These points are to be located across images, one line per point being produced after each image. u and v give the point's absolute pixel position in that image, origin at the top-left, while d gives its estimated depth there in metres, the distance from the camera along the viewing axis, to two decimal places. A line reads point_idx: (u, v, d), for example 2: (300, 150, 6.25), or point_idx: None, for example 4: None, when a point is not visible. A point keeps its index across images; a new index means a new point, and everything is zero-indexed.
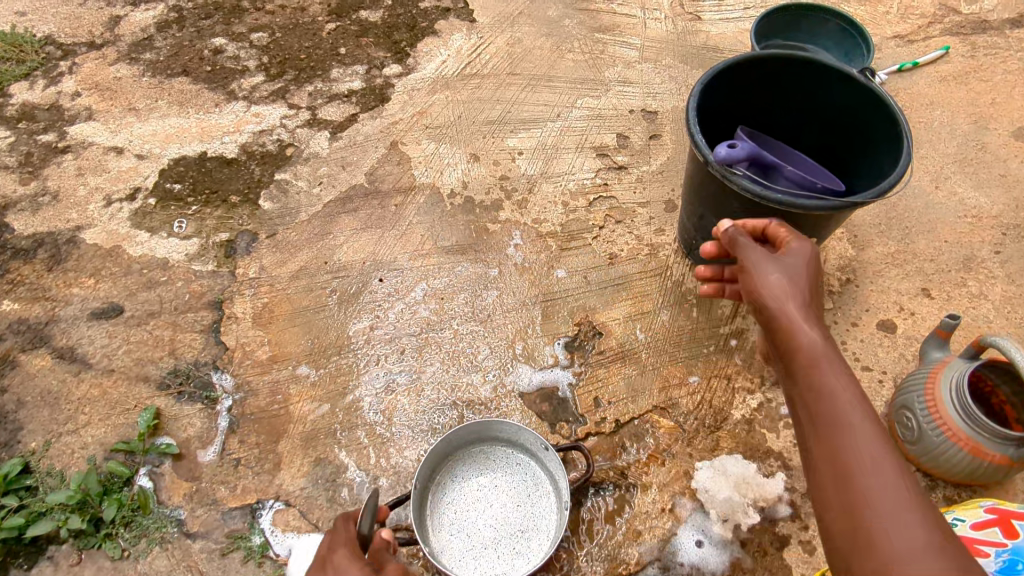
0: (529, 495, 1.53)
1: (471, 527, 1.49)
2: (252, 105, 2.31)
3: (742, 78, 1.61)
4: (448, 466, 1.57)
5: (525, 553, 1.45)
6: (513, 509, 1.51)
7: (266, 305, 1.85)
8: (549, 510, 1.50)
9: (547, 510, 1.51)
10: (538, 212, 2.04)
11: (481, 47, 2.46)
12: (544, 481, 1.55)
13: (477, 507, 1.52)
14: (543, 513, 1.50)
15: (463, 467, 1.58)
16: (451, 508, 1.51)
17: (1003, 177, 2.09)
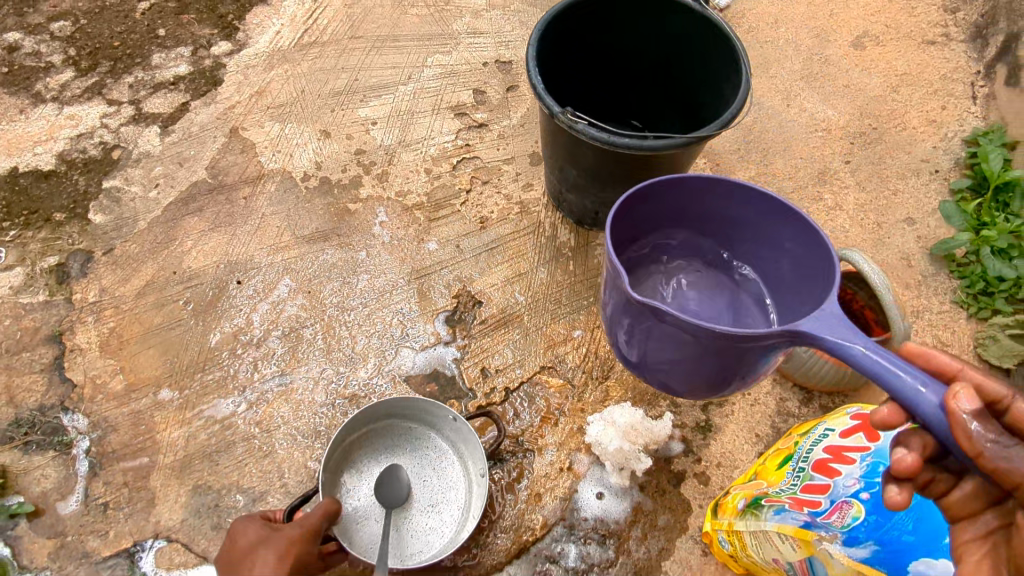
0: (435, 469, 1.49)
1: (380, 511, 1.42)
2: (64, 107, 2.05)
3: (581, 20, 1.53)
4: (348, 452, 1.47)
5: (439, 528, 1.42)
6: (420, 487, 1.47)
7: (114, 330, 1.68)
8: (457, 481, 1.48)
9: (456, 479, 1.48)
10: (400, 184, 1.94)
11: (317, 12, 2.28)
12: (448, 450, 1.51)
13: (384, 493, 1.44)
14: (451, 484, 1.47)
15: (360, 456, 1.49)
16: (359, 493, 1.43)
17: (846, 87, 2.16)
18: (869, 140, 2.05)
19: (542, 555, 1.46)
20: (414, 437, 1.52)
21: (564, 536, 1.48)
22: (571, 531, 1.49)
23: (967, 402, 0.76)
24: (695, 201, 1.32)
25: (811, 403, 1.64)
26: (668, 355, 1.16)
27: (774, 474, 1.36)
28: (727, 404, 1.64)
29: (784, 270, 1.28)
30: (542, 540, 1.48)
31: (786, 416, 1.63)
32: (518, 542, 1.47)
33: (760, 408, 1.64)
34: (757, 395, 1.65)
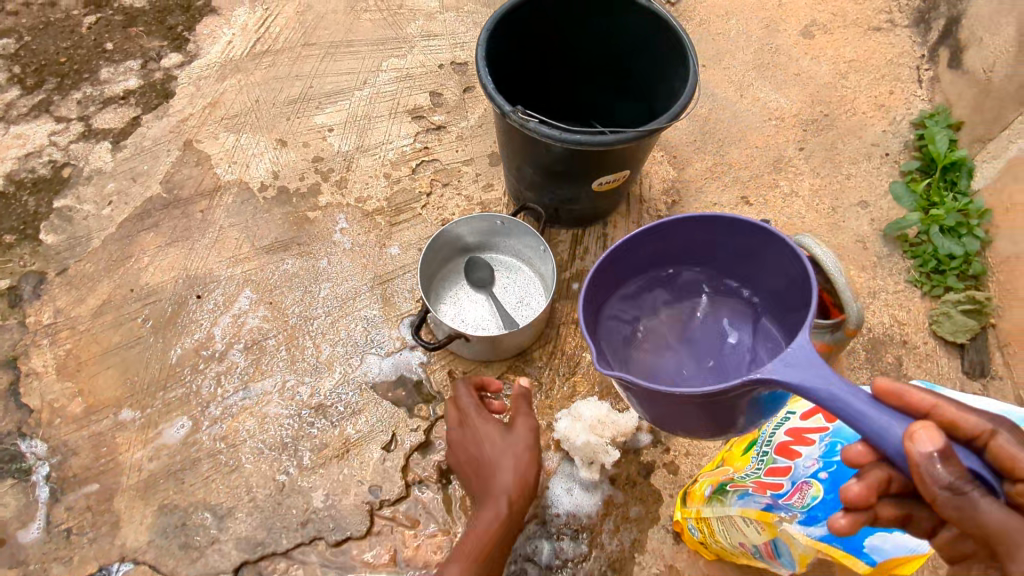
0: (508, 276, 1.79)
1: (459, 310, 1.73)
2: (10, 127, 2.00)
3: (529, 18, 1.53)
4: (439, 265, 1.76)
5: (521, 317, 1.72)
6: (508, 287, 1.77)
7: (70, 352, 1.65)
8: (531, 278, 1.79)
9: (526, 280, 1.79)
10: (360, 190, 1.93)
11: (269, 20, 2.26)
12: (516, 262, 1.81)
13: (456, 297, 1.75)
14: (530, 282, 1.78)
15: (433, 283, 1.76)
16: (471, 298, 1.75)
17: (798, 75, 2.19)
18: (821, 127, 2.09)
19: (516, 553, 1.47)
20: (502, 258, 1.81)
21: (537, 534, 1.49)
22: (545, 528, 1.49)
23: (938, 442, 0.78)
24: (674, 239, 1.31)
25: None
26: (652, 409, 1.18)
27: (740, 460, 1.39)
28: None
29: (781, 285, 1.26)
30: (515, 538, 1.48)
31: None
32: None
33: None
34: None
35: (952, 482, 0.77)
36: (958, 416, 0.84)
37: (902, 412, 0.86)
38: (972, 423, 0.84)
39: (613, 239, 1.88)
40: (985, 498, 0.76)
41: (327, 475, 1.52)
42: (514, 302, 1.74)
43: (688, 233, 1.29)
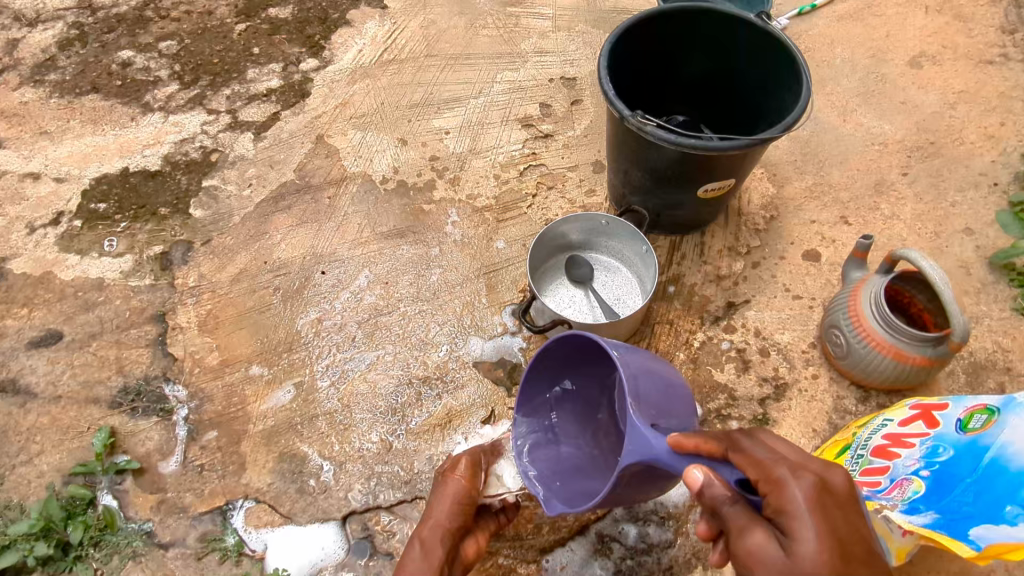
0: (606, 275, 1.88)
1: (559, 301, 1.82)
2: (169, 115, 2.25)
3: (648, 34, 1.66)
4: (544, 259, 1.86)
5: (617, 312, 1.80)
6: (606, 285, 1.86)
7: (211, 312, 1.84)
8: (628, 279, 1.87)
9: (623, 280, 1.87)
10: (471, 187, 2.08)
11: (396, 33, 2.48)
12: (614, 263, 1.90)
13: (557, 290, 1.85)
14: (628, 283, 1.85)
15: (537, 282, 1.84)
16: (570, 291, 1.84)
17: (903, 104, 2.22)
18: (926, 154, 2.10)
19: (602, 533, 1.53)
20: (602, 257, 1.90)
21: (624, 517, 1.54)
22: (631, 513, 1.55)
23: (699, 476, 0.95)
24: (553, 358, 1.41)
25: (869, 402, 1.67)
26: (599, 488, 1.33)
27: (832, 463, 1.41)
28: (785, 399, 1.68)
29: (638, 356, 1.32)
30: (603, 519, 1.54)
31: (843, 413, 1.66)
32: (580, 519, 1.54)
33: (818, 405, 1.67)
34: (814, 392, 1.69)
35: (707, 503, 0.95)
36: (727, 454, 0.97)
37: (682, 456, 1.04)
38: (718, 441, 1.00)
39: (710, 248, 1.95)
40: (731, 509, 0.91)
41: (430, 441, 1.64)
42: (611, 299, 1.83)
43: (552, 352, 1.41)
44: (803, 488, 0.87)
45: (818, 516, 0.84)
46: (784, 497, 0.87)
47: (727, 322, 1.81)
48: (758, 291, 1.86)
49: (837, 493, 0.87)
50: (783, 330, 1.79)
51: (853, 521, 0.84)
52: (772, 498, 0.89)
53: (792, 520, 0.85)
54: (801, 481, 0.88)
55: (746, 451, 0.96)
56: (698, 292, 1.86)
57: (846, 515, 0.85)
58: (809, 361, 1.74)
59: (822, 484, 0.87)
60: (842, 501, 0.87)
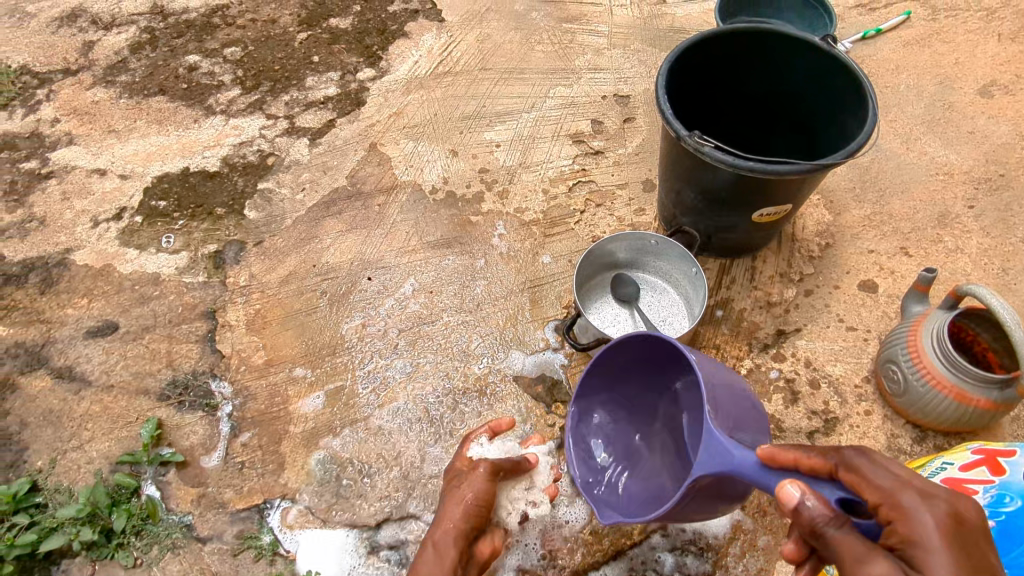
0: (653, 295, 1.85)
1: (605, 318, 1.80)
2: (230, 118, 2.32)
3: (709, 54, 1.64)
4: (592, 275, 1.85)
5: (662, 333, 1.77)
6: (652, 305, 1.83)
7: (259, 311, 1.88)
8: (674, 300, 1.84)
9: (670, 301, 1.84)
10: (520, 201, 2.08)
11: (452, 45, 2.51)
12: (661, 284, 1.87)
13: (604, 307, 1.82)
14: (674, 304, 1.82)
15: (582, 294, 1.82)
16: (616, 308, 1.82)
17: (971, 133, 2.15)
18: (994, 186, 2.02)
19: (638, 560, 1.49)
20: (648, 277, 1.88)
21: (661, 545, 1.50)
22: (669, 541, 1.51)
23: (796, 494, 0.92)
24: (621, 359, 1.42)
25: (926, 443, 1.60)
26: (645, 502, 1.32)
27: None
28: (835, 434, 1.62)
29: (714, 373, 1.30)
30: (640, 545, 1.50)
31: (897, 452, 1.59)
32: (616, 544, 1.50)
33: (870, 442, 1.61)
34: (867, 429, 1.63)
35: (806, 523, 0.91)
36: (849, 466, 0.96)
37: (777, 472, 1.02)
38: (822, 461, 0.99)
39: (761, 273, 1.91)
40: (836, 530, 0.88)
41: None
42: (657, 319, 1.80)
43: (631, 358, 1.43)
44: (935, 517, 0.86)
45: (953, 548, 0.83)
46: (914, 523, 0.86)
47: (776, 350, 1.76)
48: (811, 320, 1.81)
49: (967, 525, 0.86)
50: (836, 362, 1.73)
51: (982, 557, 0.84)
52: (897, 527, 0.88)
53: (925, 551, 0.84)
54: (933, 510, 0.87)
55: (858, 473, 0.94)
56: (747, 318, 1.82)
57: (979, 550, 0.84)
58: (862, 396, 1.68)
59: (955, 515, 0.86)
60: (973, 535, 0.85)
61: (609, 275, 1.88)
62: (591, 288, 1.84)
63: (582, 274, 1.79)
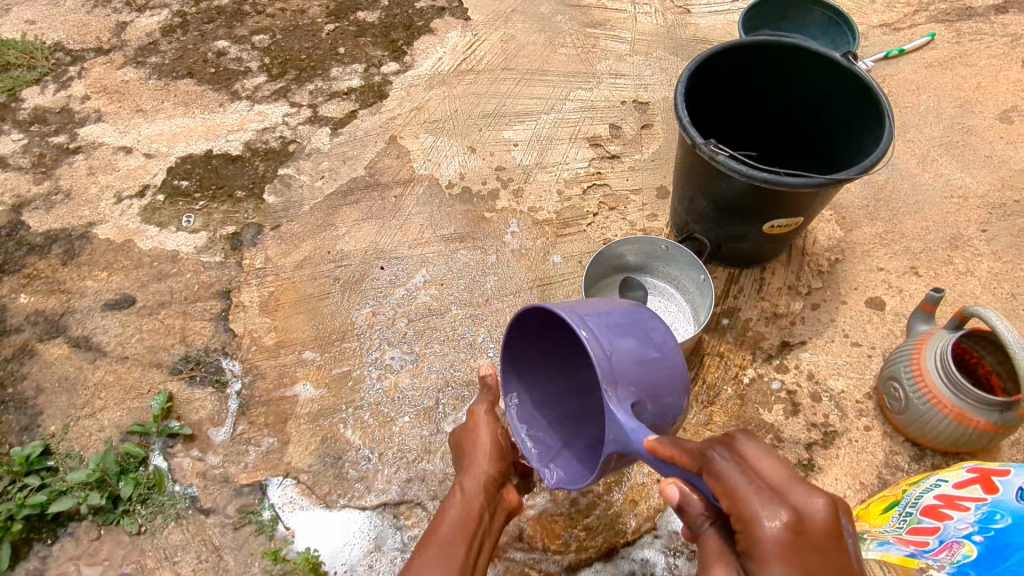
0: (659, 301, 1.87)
1: None
2: (255, 104, 2.36)
3: (728, 64, 1.66)
4: (602, 275, 1.87)
5: None
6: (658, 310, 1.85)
7: (273, 294, 1.92)
8: (681, 307, 1.85)
9: (676, 308, 1.85)
10: (534, 200, 2.11)
11: (476, 44, 2.55)
12: (669, 290, 1.89)
13: None
14: (681, 311, 1.84)
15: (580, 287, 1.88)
16: None
17: (989, 158, 2.16)
18: (1008, 212, 2.03)
19: (630, 558, 1.50)
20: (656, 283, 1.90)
21: (653, 545, 1.52)
22: (660, 542, 1.52)
23: (675, 495, 0.95)
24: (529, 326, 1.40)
25: (923, 461, 1.61)
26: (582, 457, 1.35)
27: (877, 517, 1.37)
28: (832, 447, 1.63)
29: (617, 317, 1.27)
30: (632, 544, 1.52)
31: (894, 469, 1.60)
32: (609, 542, 1.52)
33: (867, 457, 1.62)
34: (865, 444, 1.64)
35: (689, 519, 0.96)
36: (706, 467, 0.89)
37: (662, 460, 1.01)
38: (691, 457, 0.93)
39: (769, 285, 1.92)
40: (707, 530, 0.93)
41: None
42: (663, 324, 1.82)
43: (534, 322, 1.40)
44: (772, 529, 0.79)
45: (785, 563, 0.78)
46: (750, 537, 0.81)
47: (779, 361, 1.77)
48: (816, 334, 1.82)
49: (813, 536, 0.78)
50: (838, 376, 1.74)
51: (823, 555, 0.77)
52: (740, 535, 0.83)
53: (758, 564, 0.80)
54: (771, 521, 0.80)
55: (716, 477, 0.87)
56: (753, 328, 1.84)
57: (822, 559, 0.77)
58: (862, 412, 1.69)
59: (795, 526, 0.78)
60: (819, 546, 0.78)
61: (618, 277, 1.90)
62: (600, 288, 1.86)
63: (592, 273, 1.81)
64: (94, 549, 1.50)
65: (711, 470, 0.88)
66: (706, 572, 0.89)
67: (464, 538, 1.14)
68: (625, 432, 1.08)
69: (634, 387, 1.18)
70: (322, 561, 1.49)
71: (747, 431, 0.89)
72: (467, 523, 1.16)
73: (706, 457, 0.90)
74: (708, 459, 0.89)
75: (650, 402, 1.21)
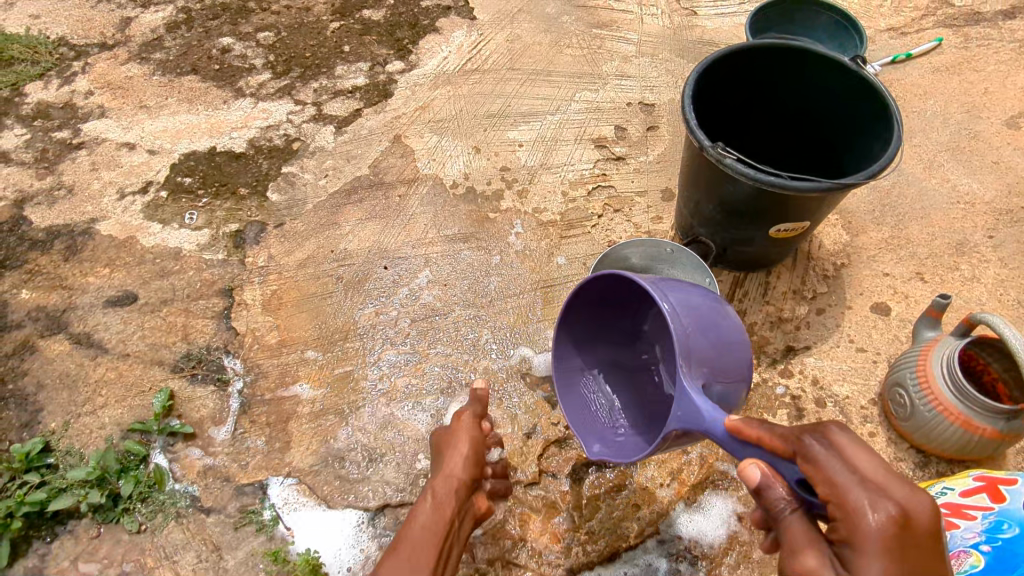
0: None
1: None
2: (259, 101, 2.35)
3: (735, 67, 1.65)
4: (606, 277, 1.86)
5: None
6: None
7: (275, 292, 1.91)
8: None
9: None
10: (539, 201, 2.10)
11: (481, 43, 2.54)
12: None
13: None
14: None
15: None
16: None
17: (996, 164, 2.15)
18: (1015, 218, 2.02)
19: (633, 562, 1.50)
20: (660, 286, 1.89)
21: (656, 550, 1.51)
22: (664, 546, 1.51)
23: (759, 477, 0.95)
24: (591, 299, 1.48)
25: (929, 468, 1.60)
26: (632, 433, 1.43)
27: None
28: None
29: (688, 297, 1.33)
30: (635, 548, 1.51)
31: None
32: (612, 546, 1.52)
33: None
34: (870, 450, 1.63)
35: (767, 504, 0.95)
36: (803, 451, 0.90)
37: (746, 445, 1.02)
38: (784, 443, 0.94)
39: (774, 289, 1.91)
40: (789, 517, 0.92)
41: None
42: None
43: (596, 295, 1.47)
44: (878, 521, 0.80)
45: (886, 555, 0.78)
46: (850, 524, 0.82)
47: (784, 366, 1.76)
48: (821, 338, 1.81)
49: (918, 531, 0.79)
50: (843, 382, 1.73)
51: (925, 553, 0.78)
52: (839, 523, 0.83)
53: (857, 554, 0.80)
54: (877, 512, 0.80)
55: (814, 462, 0.88)
56: (758, 332, 1.83)
57: (924, 556, 0.78)
58: (867, 417, 1.68)
59: (901, 519, 0.79)
60: (922, 541, 0.78)
61: None
62: None
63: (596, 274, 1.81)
64: (94, 548, 1.49)
65: (808, 456, 0.89)
66: (792, 558, 0.88)
67: (433, 542, 1.12)
68: (701, 410, 1.10)
69: (705, 368, 1.22)
70: (322, 562, 1.48)
71: (840, 423, 0.91)
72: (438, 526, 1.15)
73: (805, 442, 0.90)
74: (808, 444, 0.90)
75: (717, 387, 1.25)
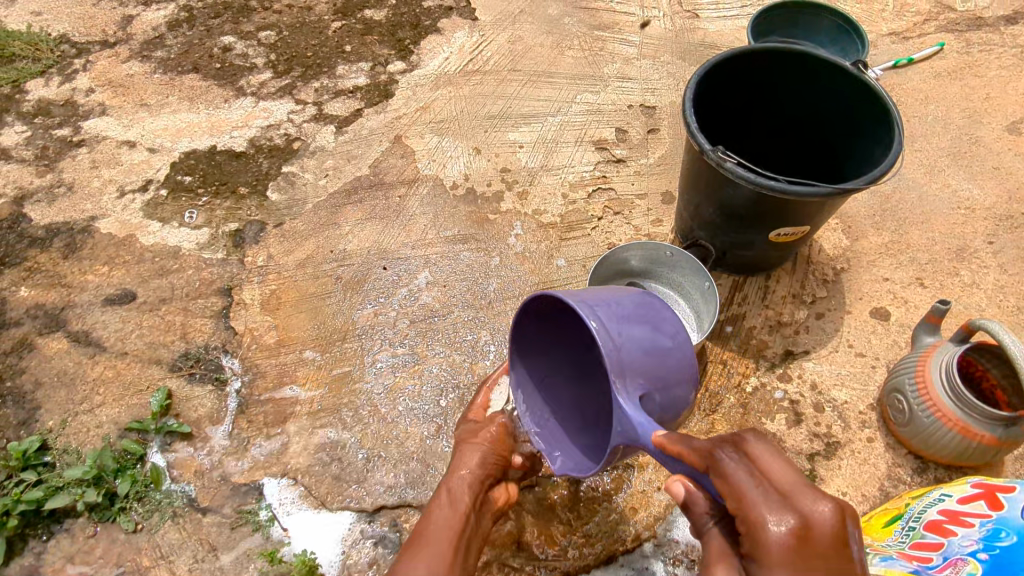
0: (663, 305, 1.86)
1: None
2: (260, 101, 2.35)
3: (737, 71, 1.65)
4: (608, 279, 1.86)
5: None
6: None
7: (274, 292, 1.91)
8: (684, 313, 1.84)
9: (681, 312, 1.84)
10: (538, 203, 2.10)
11: (483, 44, 2.54)
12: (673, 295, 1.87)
13: None
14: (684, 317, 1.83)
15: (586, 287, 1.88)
16: None
17: (996, 169, 2.15)
18: (1015, 224, 2.02)
19: (630, 566, 1.49)
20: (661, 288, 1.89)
21: (653, 554, 1.51)
22: (660, 550, 1.51)
23: (681, 493, 0.98)
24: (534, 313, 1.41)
25: (926, 474, 1.59)
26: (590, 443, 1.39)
27: (879, 530, 1.35)
28: (835, 458, 1.62)
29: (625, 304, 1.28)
30: (632, 552, 1.51)
31: (896, 482, 1.59)
32: (608, 549, 1.51)
33: (870, 469, 1.60)
34: (868, 455, 1.63)
35: (694, 517, 0.97)
36: (714, 465, 0.90)
37: (671, 455, 1.02)
38: (698, 457, 0.93)
39: (773, 293, 1.91)
40: (711, 528, 0.94)
41: None
42: None
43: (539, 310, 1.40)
44: (777, 533, 0.79)
45: (785, 568, 0.78)
46: (755, 539, 0.81)
47: (782, 371, 1.76)
48: (820, 343, 1.81)
49: (817, 544, 0.77)
50: (841, 387, 1.73)
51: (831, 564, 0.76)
52: (745, 537, 0.83)
53: (761, 568, 0.81)
54: (776, 525, 0.80)
55: (722, 478, 0.88)
56: (756, 336, 1.83)
57: (828, 567, 0.76)
58: (865, 423, 1.68)
59: (798, 532, 0.78)
60: (824, 554, 0.77)
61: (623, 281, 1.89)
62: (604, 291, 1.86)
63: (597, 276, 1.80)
64: (90, 547, 1.49)
65: (717, 471, 0.89)
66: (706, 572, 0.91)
67: (450, 535, 1.16)
68: (634, 424, 1.09)
69: (642, 379, 1.19)
70: (319, 563, 1.48)
71: (755, 431, 0.89)
72: (456, 522, 1.18)
73: (716, 456, 0.90)
74: (719, 459, 0.89)
75: (657, 394, 1.23)
